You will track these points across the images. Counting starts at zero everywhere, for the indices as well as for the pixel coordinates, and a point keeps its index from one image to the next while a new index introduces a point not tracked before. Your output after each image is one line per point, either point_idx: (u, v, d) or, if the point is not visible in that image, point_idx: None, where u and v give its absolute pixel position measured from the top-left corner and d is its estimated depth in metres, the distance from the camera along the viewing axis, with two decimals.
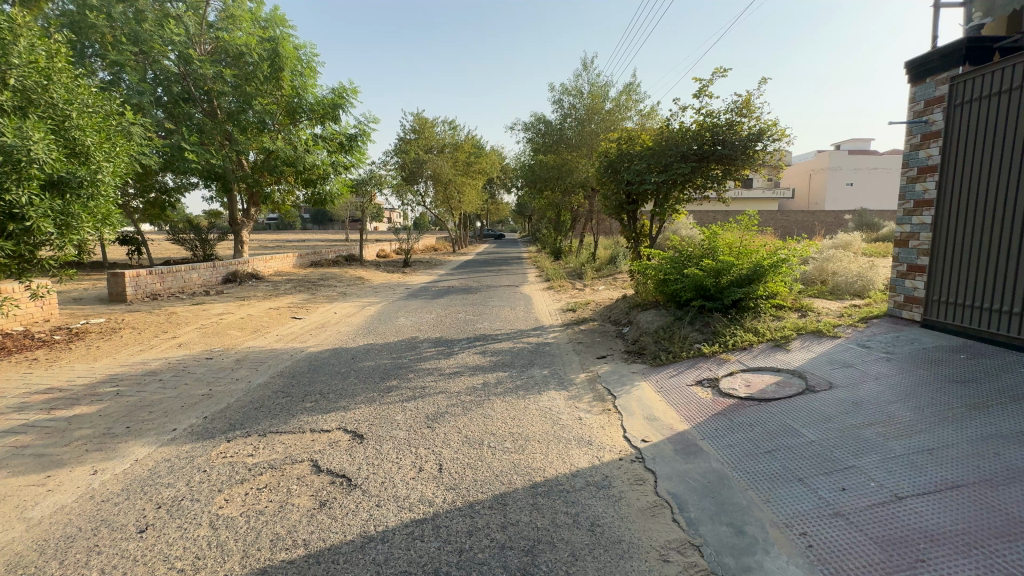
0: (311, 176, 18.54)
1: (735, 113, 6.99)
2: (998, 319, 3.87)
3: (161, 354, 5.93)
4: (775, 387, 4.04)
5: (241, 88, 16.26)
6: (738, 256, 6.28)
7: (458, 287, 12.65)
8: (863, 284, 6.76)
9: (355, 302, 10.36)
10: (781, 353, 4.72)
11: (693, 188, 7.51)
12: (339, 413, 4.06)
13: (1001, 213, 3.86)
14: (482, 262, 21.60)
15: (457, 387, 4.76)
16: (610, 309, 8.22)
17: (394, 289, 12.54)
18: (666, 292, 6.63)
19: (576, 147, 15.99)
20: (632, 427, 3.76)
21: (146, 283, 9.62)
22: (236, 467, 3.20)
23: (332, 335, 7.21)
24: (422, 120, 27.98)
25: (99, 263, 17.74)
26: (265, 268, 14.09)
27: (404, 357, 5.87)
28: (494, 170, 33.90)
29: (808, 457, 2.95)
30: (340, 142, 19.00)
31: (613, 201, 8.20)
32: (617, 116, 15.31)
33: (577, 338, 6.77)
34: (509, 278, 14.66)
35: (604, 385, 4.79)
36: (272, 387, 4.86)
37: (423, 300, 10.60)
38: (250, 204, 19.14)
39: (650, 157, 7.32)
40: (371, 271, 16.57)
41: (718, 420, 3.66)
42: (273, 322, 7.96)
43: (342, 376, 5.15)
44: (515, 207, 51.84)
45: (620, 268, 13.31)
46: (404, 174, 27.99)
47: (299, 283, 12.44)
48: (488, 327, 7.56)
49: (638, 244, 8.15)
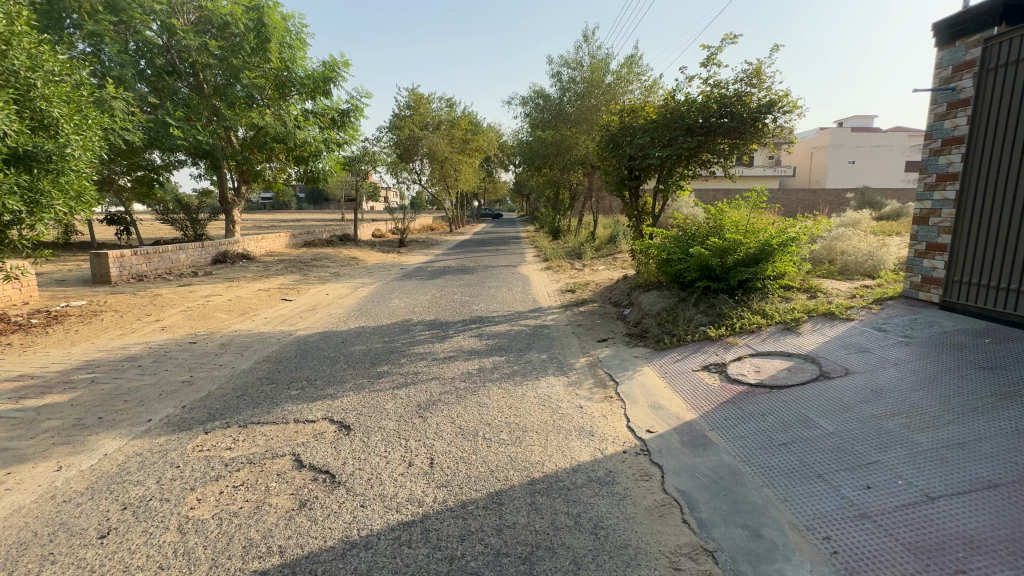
0: (302, 153, 17.98)
1: (744, 83, 6.61)
2: (999, 296, 3.85)
3: (142, 338, 5.69)
4: (787, 373, 3.82)
5: (227, 60, 15.60)
6: (746, 234, 6.00)
7: (455, 268, 12.36)
8: (873, 264, 6.51)
9: (348, 283, 10.07)
10: (791, 337, 4.49)
11: (698, 163, 7.17)
12: (325, 402, 3.84)
13: (1003, 189, 3.84)
14: (479, 241, 21.26)
15: (451, 373, 4.53)
16: (611, 290, 7.96)
17: (389, 270, 12.24)
18: (669, 272, 6.38)
19: (575, 123, 15.47)
20: (636, 416, 3.55)
21: (131, 264, 9.32)
22: (212, 463, 2.99)
23: (322, 318, 6.95)
24: (417, 95, 27.16)
25: (88, 244, 17.40)
26: (256, 248, 13.73)
27: (397, 340, 5.63)
28: (491, 147, 33.23)
29: (827, 451, 2.75)
30: (332, 118, 18.42)
31: (615, 177, 7.86)
32: (619, 90, 14.73)
33: (576, 321, 6.53)
34: (506, 258, 14.37)
35: (605, 370, 4.57)
36: (257, 373, 4.62)
37: (418, 281, 10.33)
38: (241, 182, 18.67)
39: (654, 130, 6.98)
40: (366, 251, 16.22)
41: (728, 409, 3.45)
42: (262, 305, 7.69)
43: (331, 362, 4.92)
44: (512, 186, 51.17)
45: (620, 247, 13.00)
46: (399, 152, 27.37)
47: (291, 263, 12.13)
48: (485, 309, 7.31)
49: (640, 222, 7.85)
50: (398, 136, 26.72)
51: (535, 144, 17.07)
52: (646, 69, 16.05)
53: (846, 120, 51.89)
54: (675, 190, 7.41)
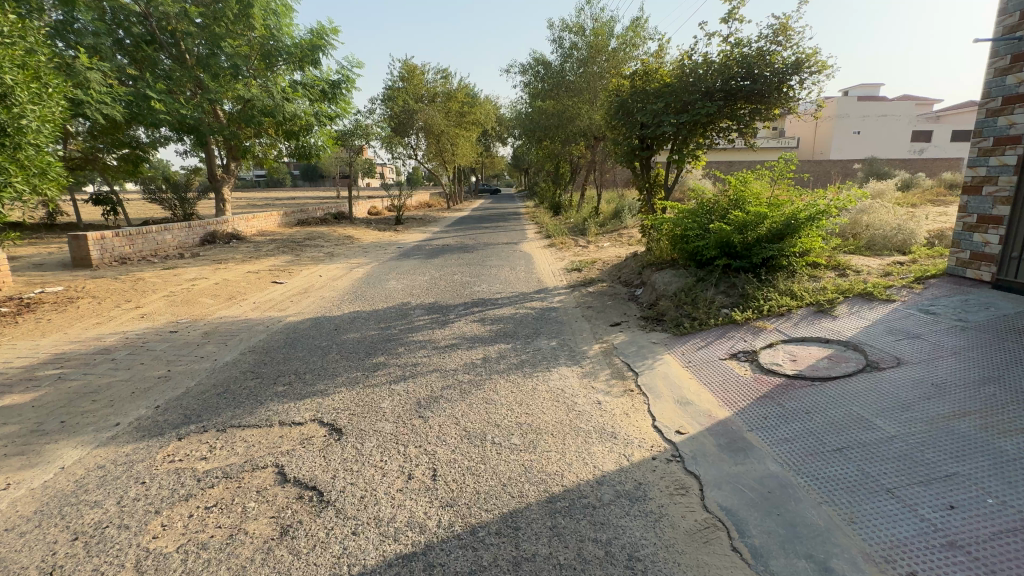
0: (292, 128, 17.20)
1: (769, 41, 6.02)
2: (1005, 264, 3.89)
3: (119, 328, 5.27)
4: (828, 363, 3.43)
5: (209, 28, 14.71)
6: (770, 208, 5.54)
7: (454, 246, 11.89)
8: (903, 238, 6.07)
9: (342, 263, 9.60)
10: (827, 320, 4.09)
11: (716, 130, 6.62)
12: (314, 401, 3.45)
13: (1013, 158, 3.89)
14: (478, 218, 20.68)
15: (454, 364, 4.13)
16: (620, 269, 7.52)
17: (385, 249, 11.74)
18: (686, 249, 5.94)
19: (577, 92, 14.69)
20: (662, 414, 3.18)
21: (113, 246, 8.84)
22: (183, 478, 2.61)
23: (315, 302, 6.51)
24: (411, 66, 26.03)
25: (74, 225, 16.80)
26: (246, 228, 13.19)
27: (394, 327, 5.21)
28: (489, 120, 32.18)
29: (892, 459, 2.38)
30: (322, 90, 17.61)
31: (624, 147, 7.32)
32: (624, 55, 13.92)
33: (585, 302, 6.11)
34: (507, 235, 13.87)
35: (622, 359, 4.19)
36: (241, 367, 4.22)
37: (416, 260, 9.85)
38: (230, 158, 17.96)
39: (668, 95, 6.43)
40: (361, 229, 15.65)
41: (766, 405, 3.07)
42: (251, 288, 7.25)
43: (322, 352, 4.51)
44: (511, 161, 50.05)
45: (626, 223, 12.46)
46: (394, 125, 26.43)
47: (283, 243, 11.62)
48: (487, 290, 6.88)
49: (651, 196, 7.33)
50: (392, 109, 25.71)
51: (535, 115, 16.31)
52: (652, 33, 15.17)
53: (852, 90, 50.53)
54: (689, 161, 6.89)
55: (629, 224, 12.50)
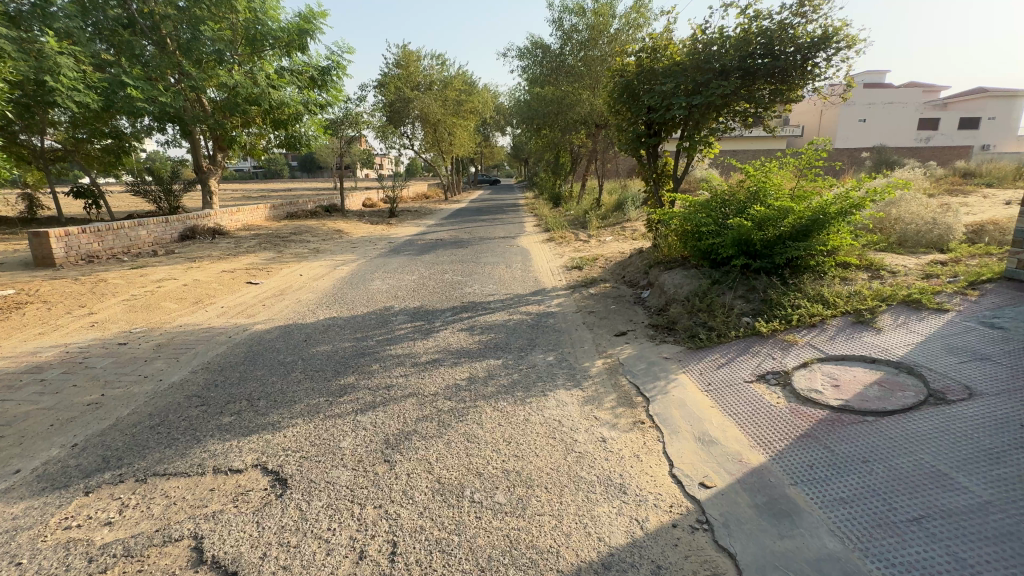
0: (280, 117, 16.48)
1: (791, 13, 5.36)
2: None
3: (63, 340, 4.69)
4: (880, 391, 2.84)
5: (189, 11, 13.95)
6: (795, 201, 4.91)
7: (448, 240, 11.27)
8: (939, 234, 5.47)
9: (327, 261, 8.99)
10: (871, 334, 3.49)
11: (731, 114, 5.98)
12: (261, 439, 2.86)
13: None
14: (475, 210, 20.00)
15: (433, 386, 3.54)
16: (624, 268, 6.90)
17: (375, 244, 11.12)
18: (699, 248, 5.32)
19: (578, 77, 13.96)
20: (681, 456, 2.59)
21: (79, 244, 8.22)
22: (72, 557, 2.03)
23: (288, 306, 5.92)
24: (406, 52, 25.18)
25: (55, 220, 16.16)
26: (230, 223, 12.55)
27: (371, 338, 4.62)
28: (487, 109, 31.33)
29: (994, 540, 1.79)
30: (311, 77, 16.87)
31: (630, 134, 6.66)
32: (626, 38, 13.17)
33: (587, 306, 5.51)
34: (504, 228, 13.24)
35: (629, 379, 3.59)
36: (188, 389, 3.64)
37: (406, 257, 9.23)
38: (216, 149, 17.28)
39: (679, 74, 5.78)
40: (352, 223, 15.02)
41: (811, 449, 2.49)
42: (222, 290, 6.66)
43: (284, 370, 3.92)
44: (511, 151, 49.14)
45: (629, 215, 11.82)
46: (389, 114, 25.64)
47: (267, 238, 11.00)
48: (479, 292, 6.29)
49: (659, 188, 6.68)
50: (387, 97, 24.89)
51: (534, 102, 15.58)
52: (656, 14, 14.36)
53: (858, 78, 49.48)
54: (701, 148, 6.25)
55: (632, 217, 11.84)
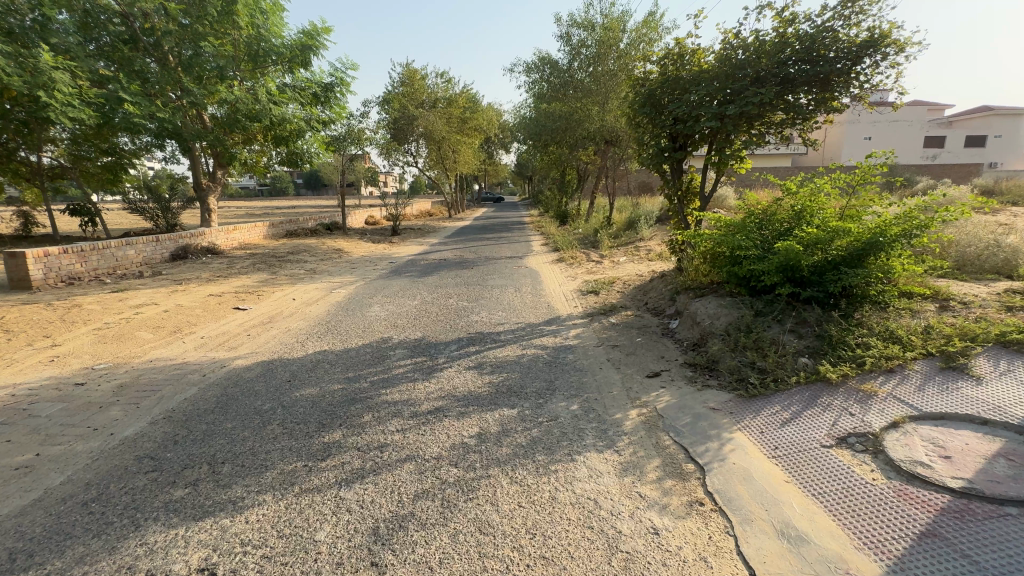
0: (280, 134, 16.15)
1: (834, 15, 4.88)
2: None
3: (13, 379, 4.10)
4: (1011, 469, 2.21)
5: (190, 27, 13.75)
6: (848, 221, 4.32)
7: (452, 260, 10.72)
8: (1006, 258, 4.85)
9: (323, 282, 8.44)
10: (969, 388, 2.87)
11: (764, 125, 5.44)
12: (213, 530, 2.23)
13: None
14: (479, 228, 19.51)
15: (435, 447, 2.91)
16: (646, 293, 6.30)
17: (375, 264, 10.59)
18: (737, 274, 4.72)
19: (587, 93, 13.55)
20: (764, 564, 1.95)
21: (59, 265, 7.70)
22: None
23: (275, 337, 5.33)
24: (411, 70, 25.06)
25: (49, 237, 15.73)
26: (225, 241, 12.06)
27: (364, 378, 4.01)
28: (492, 126, 31.14)
29: None
30: (314, 93, 16.57)
31: (652, 148, 6.11)
32: (636, 52, 12.80)
33: (609, 339, 4.89)
34: (511, 248, 12.70)
35: (674, 438, 2.95)
36: (140, 447, 3.02)
37: (407, 279, 8.66)
38: (216, 166, 16.92)
39: (708, 83, 5.30)
40: (353, 241, 14.53)
41: (943, 558, 1.84)
42: (206, 317, 6.08)
43: (259, 422, 3.30)
44: (515, 168, 49.04)
45: (642, 234, 11.26)
46: (393, 131, 25.40)
47: (262, 258, 10.47)
48: (487, 321, 5.68)
49: (684, 207, 6.11)
50: (391, 115, 24.69)
51: (540, 118, 15.20)
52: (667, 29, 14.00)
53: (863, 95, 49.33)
54: (732, 164, 5.69)
55: (646, 235, 11.27)
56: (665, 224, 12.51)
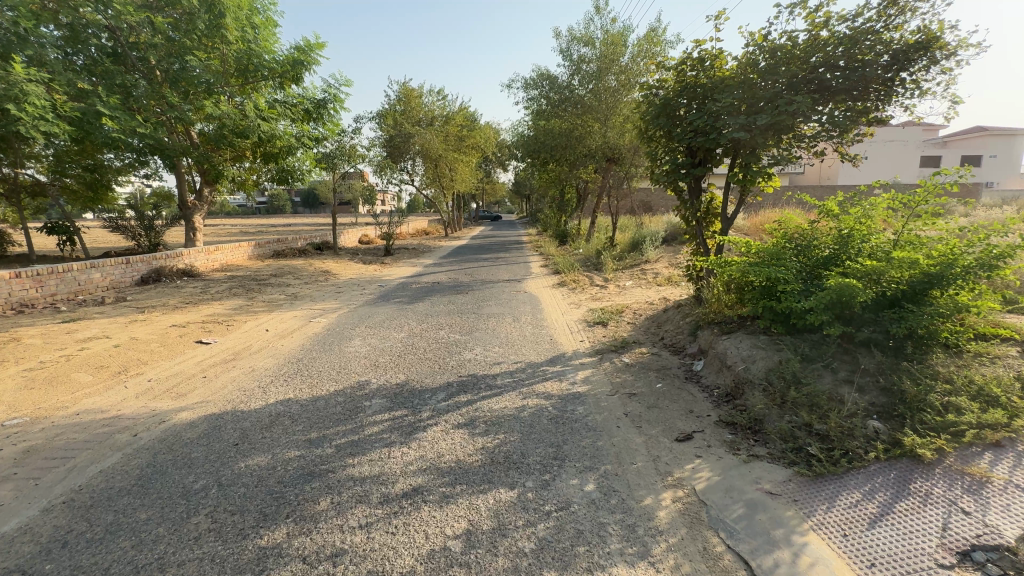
0: (270, 151, 15.60)
1: (874, 16, 4.30)
2: None
3: None
4: None
5: (177, 41, 13.17)
6: (907, 249, 3.66)
7: (446, 284, 10.03)
8: None
9: (304, 310, 7.71)
10: None
11: (794, 137, 4.81)
12: None
13: None
14: (477, 248, 18.91)
15: (408, 558, 2.16)
16: (660, 326, 5.61)
17: (362, 288, 9.88)
18: (774, 309, 4.03)
19: (588, 109, 13.07)
20: None
21: (8, 290, 6.95)
22: None
23: (235, 380, 4.57)
24: (408, 88, 24.76)
25: (25, 258, 14.99)
26: (205, 263, 11.36)
27: (329, 441, 3.26)
28: (489, 145, 30.85)
29: None
30: (306, 109, 16.12)
31: (666, 164, 5.49)
32: (638, 69, 12.38)
33: (624, 385, 4.17)
34: (508, 269, 12.04)
35: (728, 541, 2.21)
36: (13, 555, 2.25)
37: (395, 306, 7.95)
38: (203, 183, 16.31)
39: (732, 90, 4.70)
40: (342, 262, 13.86)
41: None
42: (160, 354, 5.32)
43: (183, 511, 2.54)
44: (513, 187, 48.85)
45: (648, 256, 10.63)
46: (389, 149, 24.97)
47: (241, 282, 9.75)
48: (483, 359, 4.95)
49: (703, 230, 5.45)
50: (388, 133, 24.27)
51: (539, 136, 14.72)
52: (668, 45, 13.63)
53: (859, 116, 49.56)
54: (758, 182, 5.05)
55: (652, 257, 10.63)
56: (670, 245, 11.90)
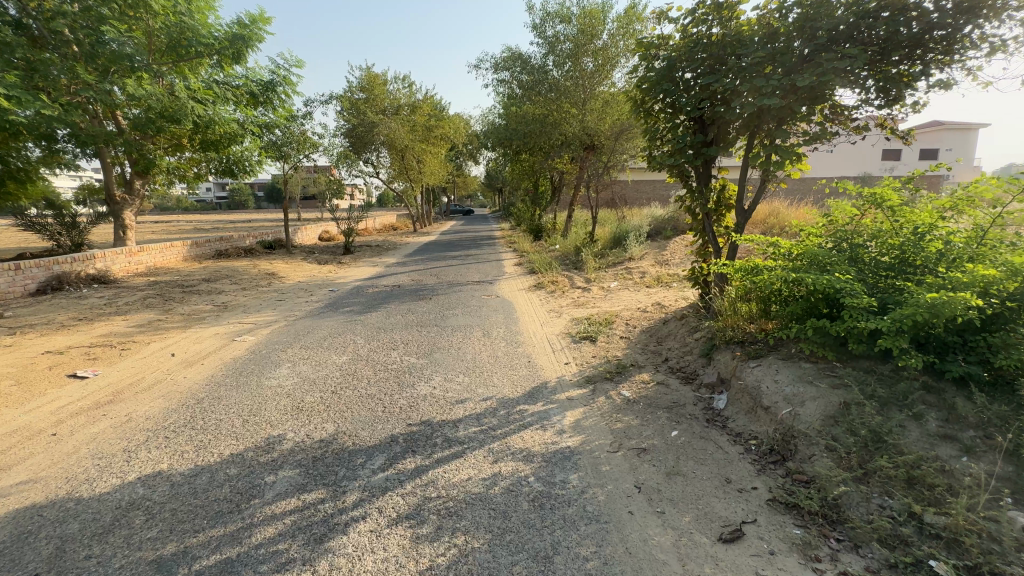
0: (209, 138, 13.88)
1: None
2: None
3: None
4: None
5: (93, 9, 11.29)
6: (1004, 251, 2.73)
7: (408, 288, 8.82)
8: None
9: (230, 325, 6.38)
10: None
11: (829, 108, 3.84)
12: None
13: None
14: (448, 245, 17.67)
15: None
16: (661, 344, 4.61)
17: (310, 294, 8.57)
18: (823, 330, 3.06)
19: (563, 93, 12.04)
20: None
21: None
22: None
23: (95, 440, 3.29)
24: (372, 74, 23.18)
25: None
26: (125, 266, 9.76)
27: (191, 564, 2.08)
28: (460, 136, 29.54)
29: None
30: (252, 92, 14.53)
31: (668, 144, 4.46)
32: (616, 50, 11.43)
33: (629, 434, 3.12)
34: (479, 269, 10.91)
35: None
36: None
37: (342, 316, 6.72)
38: (134, 175, 14.48)
39: (756, 47, 3.68)
40: (293, 262, 12.44)
41: None
42: (9, 398, 3.96)
43: None
44: (485, 180, 47.48)
45: (632, 252, 9.70)
46: (351, 140, 23.33)
47: (163, 289, 8.27)
48: (442, 397, 3.79)
49: (711, 225, 4.42)
50: (348, 121, 22.56)
51: (511, 122, 13.59)
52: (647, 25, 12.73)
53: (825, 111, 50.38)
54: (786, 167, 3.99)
55: (636, 254, 9.68)
56: (655, 240, 11.02)
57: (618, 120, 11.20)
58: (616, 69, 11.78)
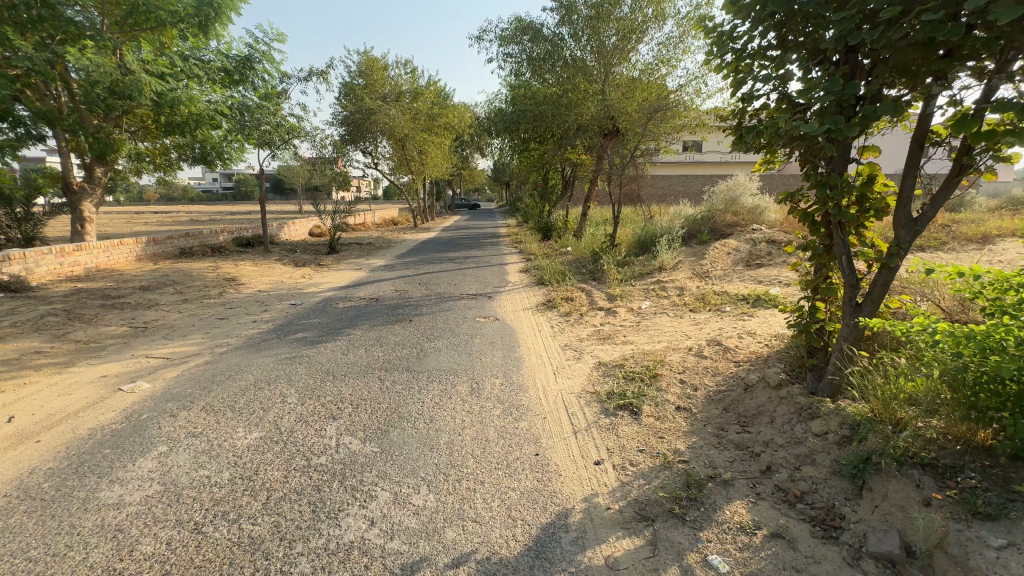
0: (176, 120, 11.97)
1: None
2: None
3: None
4: None
5: None
6: None
7: (388, 303, 7.11)
8: None
9: (132, 360, 4.70)
10: None
11: None
12: None
13: None
14: (447, 244, 15.93)
15: None
16: (750, 432, 2.86)
17: (264, 308, 6.88)
18: None
19: (579, 70, 10.24)
20: None
21: None
22: None
23: None
24: (371, 58, 21.46)
25: None
26: (52, 269, 8.11)
27: None
28: (465, 126, 27.83)
29: None
30: (228, 70, 12.87)
31: (781, 103, 2.65)
32: (643, 18, 9.64)
33: None
34: (479, 277, 9.18)
35: None
36: None
37: (286, 348, 5.03)
38: (95, 161, 12.82)
39: None
40: (263, 264, 10.78)
41: None
42: None
43: None
44: (493, 174, 45.61)
45: (662, 261, 7.95)
46: (348, 128, 21.67)
47: (79, 301, 6.61)
48: (376, 558, 2.07)
49: (844, 244, 2.63)
50: (345, 108, 20.97)
51: (518, 105, 11.79)
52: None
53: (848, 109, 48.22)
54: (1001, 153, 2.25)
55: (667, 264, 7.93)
56: (687, 245, 9.26)
57: (646, 101, 9.43)
58: (642, 42, 9.98)
